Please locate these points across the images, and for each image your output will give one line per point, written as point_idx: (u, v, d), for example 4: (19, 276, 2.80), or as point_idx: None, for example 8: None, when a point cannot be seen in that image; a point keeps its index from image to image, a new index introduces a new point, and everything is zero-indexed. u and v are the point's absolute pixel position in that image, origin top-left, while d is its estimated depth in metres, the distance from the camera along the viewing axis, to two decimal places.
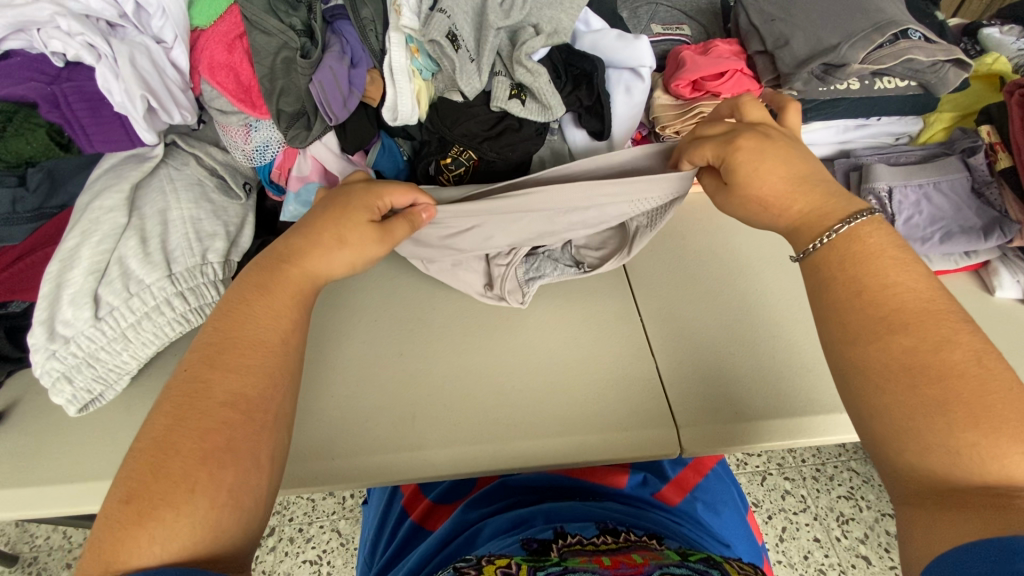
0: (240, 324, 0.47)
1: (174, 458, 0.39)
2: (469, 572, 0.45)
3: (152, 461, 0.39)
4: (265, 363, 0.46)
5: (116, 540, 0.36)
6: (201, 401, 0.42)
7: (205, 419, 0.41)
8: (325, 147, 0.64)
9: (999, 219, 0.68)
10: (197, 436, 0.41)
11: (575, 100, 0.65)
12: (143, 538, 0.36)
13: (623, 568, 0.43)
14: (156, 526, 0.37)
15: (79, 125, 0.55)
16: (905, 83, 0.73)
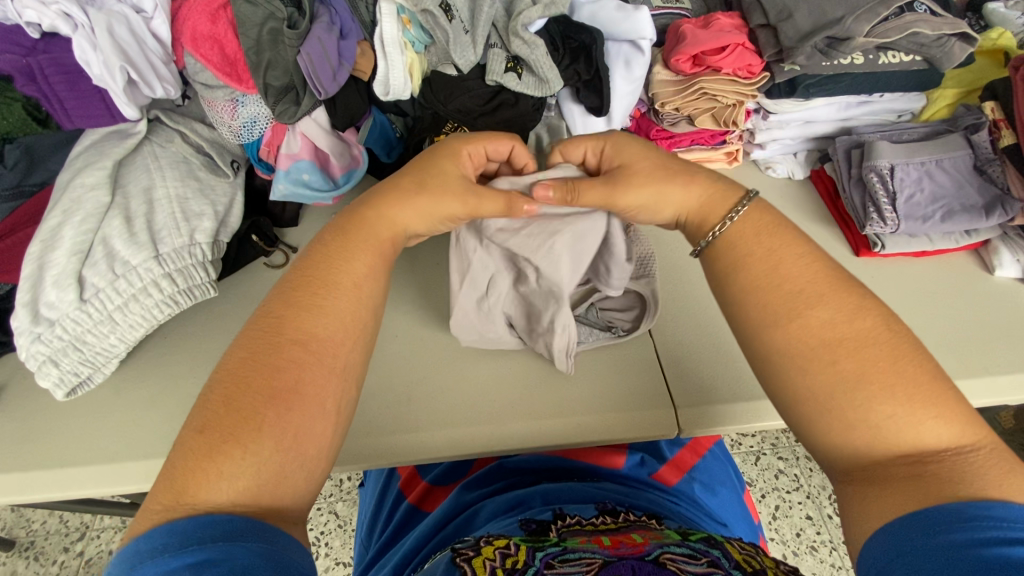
0: (311, 280, 0.45)
1: (250, 393, 0.39)
2: (468, 552, 0.45)
3: (226, 393, 0.39)
4: (350, 315, 0.45)
5: (187, 475, 0.36)
6: (275, 340, 0.42)
7: (269, 363, 0.40)
8: (316, 123, 0.62)
9: (1000, 197, 0.67)
10: (260, 371, 0.40)
11: (572, 73, 0.63)
12: (217, 471, 0.36)
13: (621, 548, 0.43)
14: (234, 461, 0.36)
15: (57, 98, 0.53)
16: (911, 58, 0.70)
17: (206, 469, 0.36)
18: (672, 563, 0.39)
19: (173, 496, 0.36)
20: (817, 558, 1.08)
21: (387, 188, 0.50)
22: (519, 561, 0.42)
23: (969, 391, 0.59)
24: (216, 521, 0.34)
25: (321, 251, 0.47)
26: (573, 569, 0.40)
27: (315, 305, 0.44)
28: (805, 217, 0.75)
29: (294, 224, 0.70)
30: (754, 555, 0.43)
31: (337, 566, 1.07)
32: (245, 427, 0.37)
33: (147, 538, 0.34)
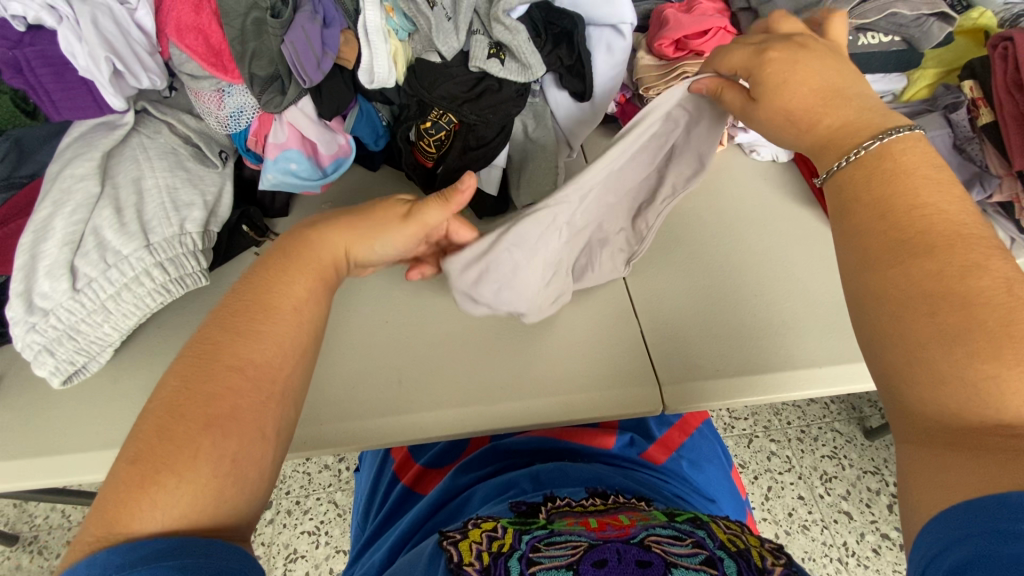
0: (248, 300, 0.45)
1: (183, 421, 0.38)
2: (455, 535, 0.46)
3: (159, 421, 0.38)
4: (283, 334, 0.44)
5: (121, 503, 0.35)
6: (210, 364, 0.41)
7: (196, 385, 0.40)
8: (302, 113, 0.62)
9: (979, 174, 0.69)
10: (193, 396, 0.39)
11: (555, 59, 0.64)
12: (150, 499, 0.35)
13: (608, 530, 0.44)
14: (167, 489, 0.35)
15: (43, 89, 0.54)
16: (889, 39, 0.73)
17: (141, 495, 0.35)
18: (657, 546, 0.41)
19: (104, 528, 0.34)
20: (809, 537, 1.10)
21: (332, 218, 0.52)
22: (505, 545, 0.43)
23: None
24: (128, 547, 0.33)
25: (257, 279, 0.47)
26: (559, 552, 0.41)
27: (254, 321, 0.44)
28: (791, 197, 0.75)
29: (284, 214, 0.71)
30: (739, 535, 0.44)
31: (338, 554, 1.09)
32: (181, 454, 0.37)
33: (66, 574, 0.33)
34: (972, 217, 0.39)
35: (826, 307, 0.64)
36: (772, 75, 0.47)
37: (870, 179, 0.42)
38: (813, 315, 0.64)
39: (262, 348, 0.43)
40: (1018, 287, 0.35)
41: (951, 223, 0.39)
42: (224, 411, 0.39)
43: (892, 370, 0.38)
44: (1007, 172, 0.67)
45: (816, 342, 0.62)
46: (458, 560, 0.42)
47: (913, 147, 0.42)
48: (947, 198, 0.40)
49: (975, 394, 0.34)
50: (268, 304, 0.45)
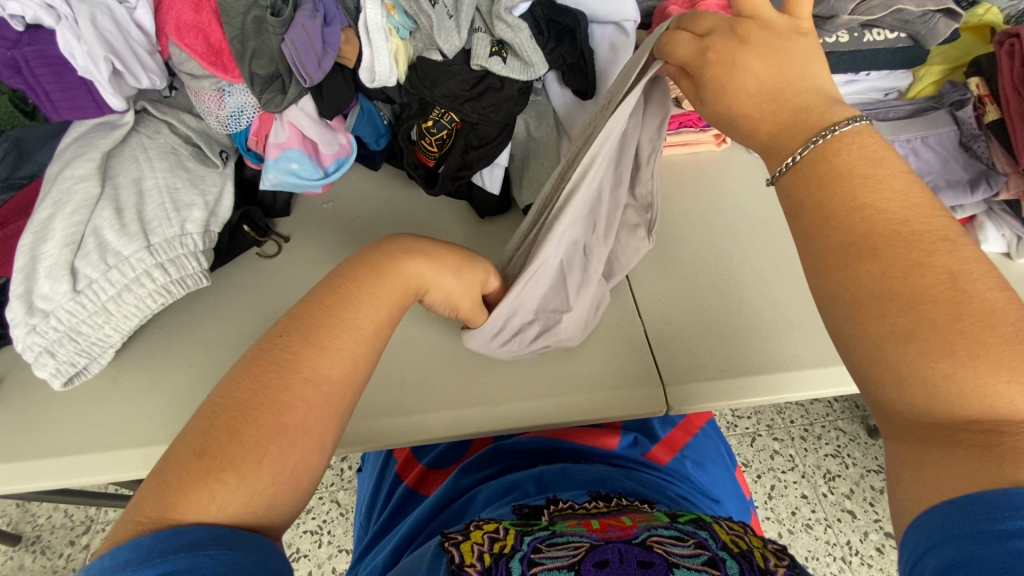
0: (334, 307, 0.44)
1: (252, 424, 0.38)
2: (456, 537, 0.46)
3: (230, 416, 0.38)
4: (358, 350, 0.43)
5: (179, 491, 0.35)
6: (287, 372, 0.40)
7: (276, 388, 0.39)
8: (303, 112, 0.62)
9: (985, 172, 0.68)
10: (267, 400, 0.39)
11: (558, 57, 0.63)
12: (209, 495, 0.35)
13: (610, 531, 0.44)
14: (227, 488, 0.35)
15: (43, 90, 0.53)
16: (895, 35, 0.72)
17: (200, 489, 0.35)
18: (660, 547, 0.40)
19: (158, 510, 0.34)
20: (812, 535, 1.10)
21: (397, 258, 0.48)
22: (507, 546, 0.43)
23: None
24: (179, 531, 0.33)
25: (344, 289, 0.45)
26: (561, 553, 0.41)
27: (332, 328, 0.43)
28: None
29: (285, 214, 0.71)
30: (742, 536, 0.44)
31: (341, 553, 1.09)
32: (248, 456, 0.36)
33: (113, 552, 0.32)
34: (916, 209, 0.36)
35: None
36: (715, 73, 0.42)
37: (813, 181, 0.38)
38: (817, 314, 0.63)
39: (336, 363, 0.42)
40: (963, 280, 0.33)
41: (889, 222, 0.36)
42: (295, 421, 0.39)
43: (862, 373, 0.36)
44: (1013, 169, 0.65)
45: (822, 342, 0.61)
46: (459, 561, 0.42)
47: (852, 143, 0.38)
48: (891, 192, 0.37)
49: (944, 397, 0.32)
50: (339, 310, 0.44)
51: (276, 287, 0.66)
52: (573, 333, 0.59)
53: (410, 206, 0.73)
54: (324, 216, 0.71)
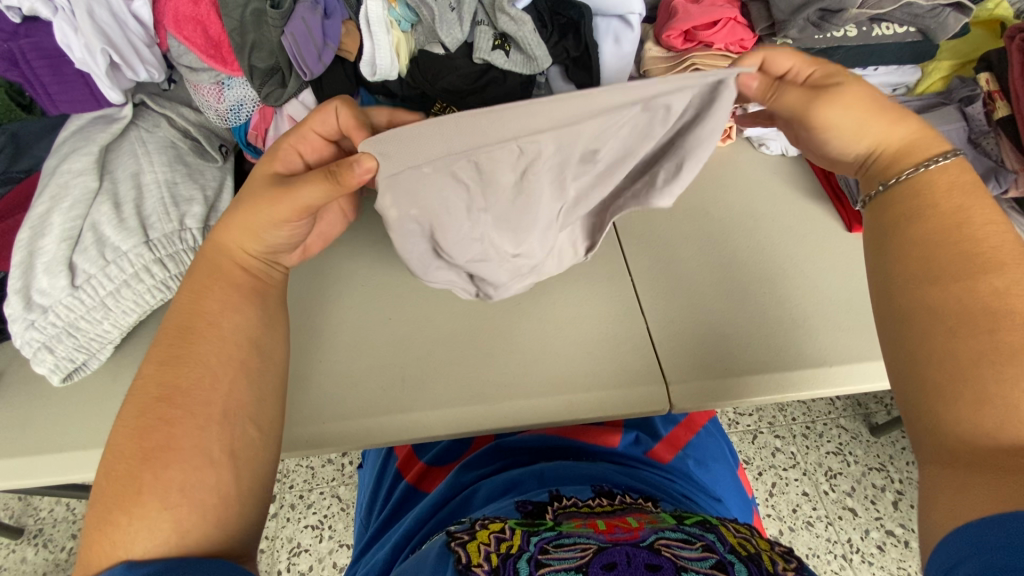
0: (181, 317, 0.46)
1: (126, 461, 0.40)
2: (463, 537, 0.45)
3: (110, 466, 0.40)
4: (201, 359, 0.44)
5: (92, 546, 0.38)
6: (148, 403, 0.42)
7: (139, 422, 0.41)
8: (303, 105, 0.60)
9: (994, 169, 0.67)
10: (133, 437, 0.41)
11: (561, 51, 0.63)
12: (110, 538, 0.37)
13: (617, 532, 0.43)
14: (121, 528, 0.37)
15: (40, 83, 0.53)
16: (904, 29, 0.70)
17: (105, 537, 0.37)
18: (667, 550, 0.40)
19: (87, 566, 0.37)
20: (813, 533, 1.10)
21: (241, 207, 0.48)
22: (514, 546, 0.42)
23: None
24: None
25: (180, 307, 0.47)
26: (568, 554, 0.40)
27: (187, 344, 0.44)
28: (801, 193, 0.74)
29: None
30: (748, 539, 0.43)
31: (341, 548, 1.09)
32: (127, 494, 0.38)
33: None
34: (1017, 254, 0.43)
35: (834, 305, 0.63)
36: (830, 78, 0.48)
37: (949, 188, 0.44)
38: (821, 312, 0.63)
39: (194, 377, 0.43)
40: None
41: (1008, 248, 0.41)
42: (157, 444, 0.40)
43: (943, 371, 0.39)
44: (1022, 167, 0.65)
45: (828, 340, 0.60)
46: (466, 561, 0.41)
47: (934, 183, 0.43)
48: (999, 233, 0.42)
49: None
50: (198, 329, 0.45)
51: None
52: (500, 284, 0.58)
53: None
54: None
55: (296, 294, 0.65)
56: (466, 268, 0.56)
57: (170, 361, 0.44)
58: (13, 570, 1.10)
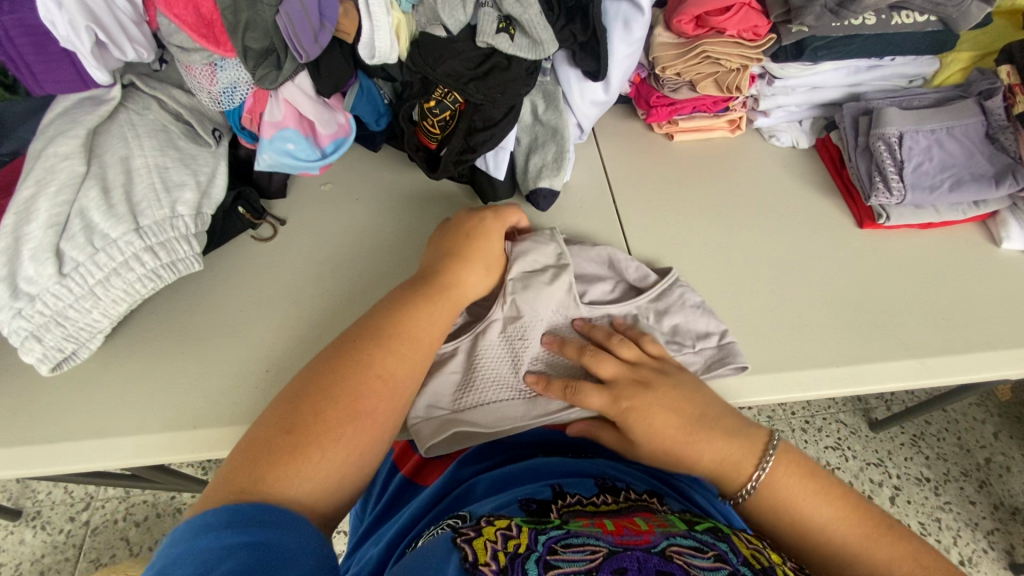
0: (407, 301, 0.55)
1: (335, 407, 0.46)
2: (468, 533, 0.43)
3: (324, 392, 0.47)
4: (416, 356, 0.52)
5: (271, 465, 0.42)
6: (381, 342, 0.51)
7: (367, 365, 0.49)
8: (300, 89, 0.59)
9: (1011, 166, 0.65)
10: (360, 373, 0.48)
11: (568, 35, 0.60)
12: (298, 468, 0.42)
13: (627, 535, 0.42)
14: (312, 462, 0.43)
15: (23, 61, 0.50)
16: (924, 18, 0.67)
17: (293, 464, 0.42)
18: (679, 557, 0.39)
19: (250, 482, 0.40)
20: None
21: (423, 291, 0.56)
22: (521, 546, 0.41)
23: (969, 365, 0.58)
24: (267, 510, 0.38)
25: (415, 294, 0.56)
26: (578, 556, 0.39)
27: (405, 338, 0.52)
28: (810, 187, 0.72)
29: (282, 194, 0.69)
30: (762, 551, 0.43)
31: (339, 534, 1.09)
32: (335, 434, 0.45)
33: (208, 514, 0.37)
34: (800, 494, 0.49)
35: (841, 303, 0.62)
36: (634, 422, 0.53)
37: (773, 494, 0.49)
38: (830, 311, 0.62)
39: (397, 363, 0.50)
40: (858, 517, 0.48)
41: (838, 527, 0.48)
42: (371, 410, 0.47)
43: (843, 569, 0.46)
44: None
45: (832, 341, 0.59)
46: (473, 559, 0.40)
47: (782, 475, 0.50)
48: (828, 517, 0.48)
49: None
50: (408, 326, 0.53)
51: (274, 269, 0.64)
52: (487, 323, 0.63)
53: (412, 190, 0.71)
54: (322, 198, 0.70)
55: (290, 284, 0.63)
56: (484, 321, 0.60)
57: (401, 305, 0.54)
58: (12, 551, 1.10)
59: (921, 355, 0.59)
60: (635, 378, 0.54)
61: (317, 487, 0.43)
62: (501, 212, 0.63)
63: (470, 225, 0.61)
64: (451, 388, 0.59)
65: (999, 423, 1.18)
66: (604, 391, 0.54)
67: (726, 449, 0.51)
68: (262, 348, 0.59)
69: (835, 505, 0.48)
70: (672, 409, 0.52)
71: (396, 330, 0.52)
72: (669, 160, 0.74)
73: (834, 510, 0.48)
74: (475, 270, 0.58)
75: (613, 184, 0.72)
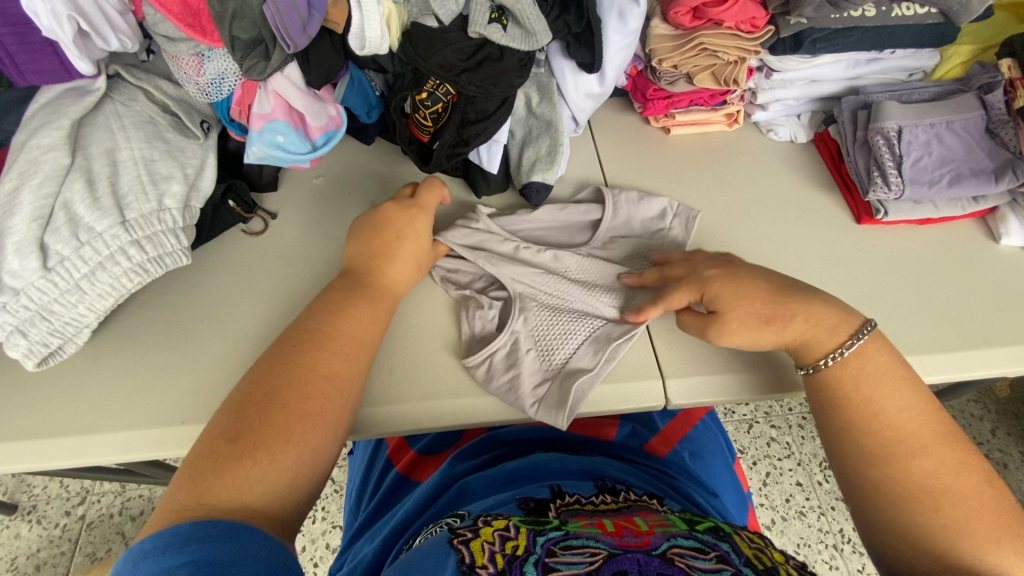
0: (328, 308, 0.53)
1: (276, 413, 0.45)
2: (465, 534, 0.43)
3: (261, 396, 0.46)
4: (356, 353, 0.51)
5: (216, 473, 0.41)
6: (314, 344, 0.50)
7: (302, 369, 0.48)
8: (289, 80, 0.58)
9: (1012, 161, 0.64)
10: (298, 377, 0.47)
11: (562, 26, 0.59)
12: (246, 475, 0.42)
13: (627, 537, 0.41)
14: (258, 468, 0.42)
15: (5, 51, 0.49)
16: (925, 10, 0.66)
17: (238, 468, 0.42)
18: (680, 560, 0.38)
19: (196, 496, 0.40)
20: (806, 523, 1.09)
21: (347, 295, 0.54)
22: (519, 547, 0.40)
23: (966, 362, 0.57)
24: (212, 522, 0.38)
25: (349, 292, 0.54)
26: (576, 558, 0.39)
27: (337, 337, 0.51)
28: (808, 182, 0.72)
29: (273, 188, 0.68)
30: (763, 550, 0.42)
31: (334, 529, 1.09)
32: (276, 439, 0.44)
33: (158, 535, 0.37)
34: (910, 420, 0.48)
35: (838, 298, 0.62)
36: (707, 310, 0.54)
37: (861, 376, 0.50)
38: None
39: (338, 363, 0.50)
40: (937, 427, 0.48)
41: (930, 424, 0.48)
42: (314, 411, 0.47)
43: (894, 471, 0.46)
44: None
45: None
46: (470, 561, 0.39)
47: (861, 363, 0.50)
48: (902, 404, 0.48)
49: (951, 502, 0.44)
50: (340, 325, 0.51)
51: (265, 263, 0.63)
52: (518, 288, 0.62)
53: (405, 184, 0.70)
54: (313, 192, 0.69)
55: (281, 278, 0.62)
56: (512, 326, 0.58)
57: (340, 304, 0.53)
58: (7, 545, 1.10)
59: (918, 352, 0.58)
60: (716, 261, 0.58)
61: (264, 495, 0.42)
62: (426, 203, 0.61)
63: (400, 218, 0.59)
64: (525, 377, 0.56)
65: (997, 419, 1.18)
66: (686, 279, 0.56)
67: (823, 316, 0.52)
68: (251, 343, 0.58)
69: (919, 401, 0.49)
70: (761, 278, 0.55)
71: (329, 330, 0.51)
72: (666, 155, 0.74)
73: (916, 402, 0.48)
74: (406, 265, 0.57)
75: (609, 178, 0.71)
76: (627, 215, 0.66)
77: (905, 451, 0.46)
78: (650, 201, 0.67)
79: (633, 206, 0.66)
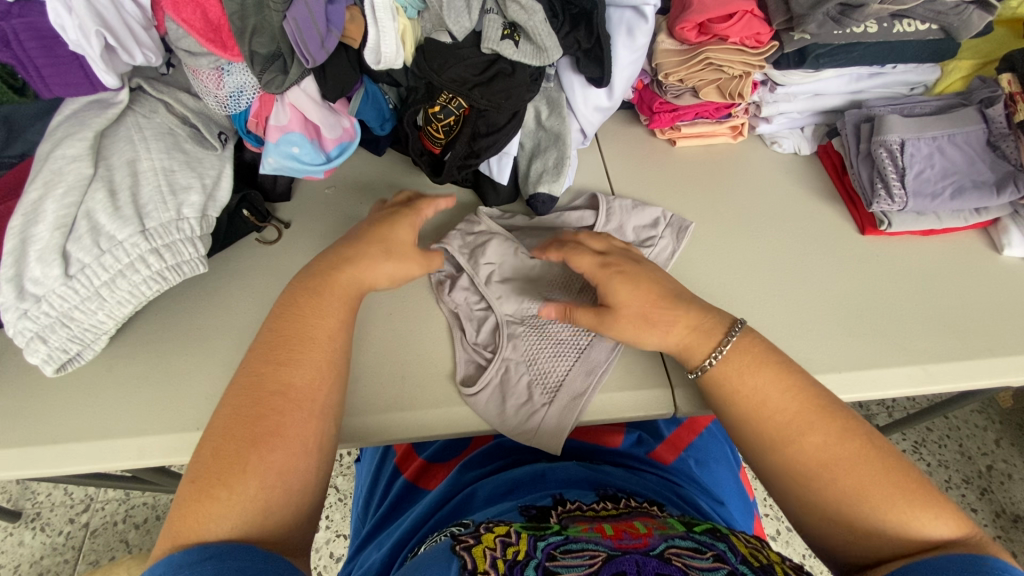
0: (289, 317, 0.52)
1: (235, 440, 0.44)
2: (467, 540, 0.43)
3: (227, 425, 0.45)
4: (314, 361, 0.50)
5: (190, 507, 0.42)
6: (268, 359, 0.49)
7: (261, 390, 0.47)
8: (305, 94, 0.59)
9: (1013, 174, 0.65)
10: (253, 400, 0.46)
11: (572, 42, 0.61)
12: (208, 511, 0.41)
13: (624, 539, 0.42)
14: (223, 499, 0.42)
15: (33, 65, 0.50)
16: (927, 27, 0.68)
17: (204, 501, 0.42)
18: (677, 559, 0.39)
19: (176, 534, 0.41)
20: None
21: (314, 295, 0.53)
22: (521, 553, 0.41)
23: (971, 371, 0.58)
24: (192, 553, 0.39)
25: (301, 298, 0.53)
26: (575, 561, 0.39)
27: (291, 349, 0.50)
28: (812, 193, 0.73)
29: (286, 197, 0.69)
30: (760, 549, 0.43)
31: (338, 538, 1.09)
32: (233, 469, 0.43)
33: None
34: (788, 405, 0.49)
35: (842, 308, 0.63)
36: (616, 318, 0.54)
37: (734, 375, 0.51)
38: (832, 316, 0.62)
39: (299, 374, 0.48)
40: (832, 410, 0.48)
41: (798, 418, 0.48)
42: (271, 433, 0.45)
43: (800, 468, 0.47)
44: None
45: (834, 346, 0.60)
46: (472, 567, 0.40)
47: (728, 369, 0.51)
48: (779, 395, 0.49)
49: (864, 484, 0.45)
50: (324, 331, 0.52)
51: (278, 270, 0.64)
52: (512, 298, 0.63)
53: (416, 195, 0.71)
54: (326, 202, 0.70)
55: None
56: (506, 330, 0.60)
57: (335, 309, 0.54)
58: (11, 552, 1.09)
59: (922, 361, 0.59)
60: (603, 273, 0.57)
61: (241, 520, 0.42)
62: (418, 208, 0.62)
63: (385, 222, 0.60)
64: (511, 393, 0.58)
65: (1001, 430, 1.18)
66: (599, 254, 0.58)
67: (692, 323, 0.53)
68: None
69: (783, 387, 0.49)
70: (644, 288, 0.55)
71: (291, 339, 0.50)
72: (671, 167, 0.75)
73: (786, 389, 0.49)
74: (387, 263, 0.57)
75: (616, 189, 0.72)
76: (619, 222, 0.67)
77: (789, 440, 0.48)
78: (644, 209, 0.68)
79: (627, 213, 0.68)
